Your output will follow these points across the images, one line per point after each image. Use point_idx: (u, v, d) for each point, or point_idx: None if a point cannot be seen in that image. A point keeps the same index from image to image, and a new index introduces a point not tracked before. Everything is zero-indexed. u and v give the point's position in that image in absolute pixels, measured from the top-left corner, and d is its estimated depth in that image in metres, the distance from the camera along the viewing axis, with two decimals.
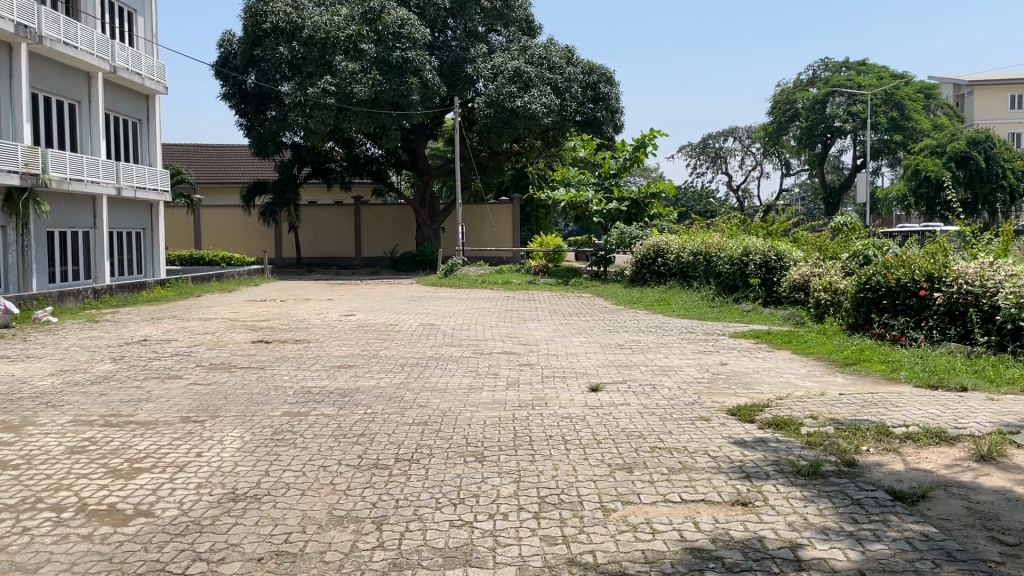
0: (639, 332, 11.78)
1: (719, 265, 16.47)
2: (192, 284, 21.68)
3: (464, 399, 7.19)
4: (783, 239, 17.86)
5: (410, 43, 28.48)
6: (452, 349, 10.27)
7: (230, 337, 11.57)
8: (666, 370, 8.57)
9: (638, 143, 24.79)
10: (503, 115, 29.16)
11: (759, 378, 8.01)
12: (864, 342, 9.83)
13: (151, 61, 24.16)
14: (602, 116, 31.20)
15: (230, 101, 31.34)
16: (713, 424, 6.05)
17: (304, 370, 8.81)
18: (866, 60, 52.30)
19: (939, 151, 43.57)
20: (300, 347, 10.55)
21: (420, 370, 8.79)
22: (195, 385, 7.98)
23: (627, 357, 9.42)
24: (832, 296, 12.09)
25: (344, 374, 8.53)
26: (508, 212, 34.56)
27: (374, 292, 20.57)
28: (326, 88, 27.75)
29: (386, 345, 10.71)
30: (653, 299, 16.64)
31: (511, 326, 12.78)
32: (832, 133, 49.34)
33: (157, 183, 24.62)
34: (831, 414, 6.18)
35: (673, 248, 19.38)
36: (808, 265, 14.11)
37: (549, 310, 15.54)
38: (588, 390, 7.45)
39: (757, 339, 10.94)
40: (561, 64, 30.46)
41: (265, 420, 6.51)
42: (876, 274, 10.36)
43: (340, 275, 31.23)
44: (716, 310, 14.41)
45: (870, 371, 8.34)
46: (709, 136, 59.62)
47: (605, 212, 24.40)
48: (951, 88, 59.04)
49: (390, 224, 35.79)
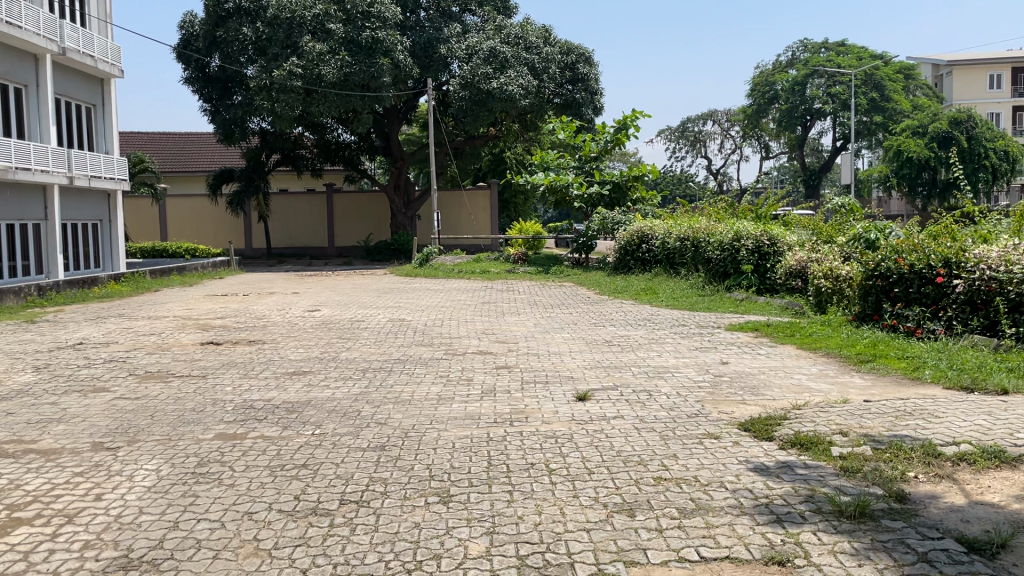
0: (627, 326, 10.79)
1: (708, 251, 15.50)
2: (151, 279, 20.43)
3: (430, 414, 6.17)
4: (774, 222, 16.94)
5: (380, 23, 27.29)
6: (421, 349, 9.23)
7: (176, 339, 10.44)
8: (662, 372, 7.58)
9: (619, 124, 23.76)
10: (479, 97, 28.01)
11: (768, 381, 7.04)
12: (876, 334, 8.93)
13: (104, 42, 22.72)
14: (581, 97, 30.17)
15: (193, 85, 29.93)
16: (725, 444, 5.08)
17: (252, 378, 7.74)
18: (845, 40, 51.53)
19: (921, 132, 43.49)
20: (252, 350, 9.48)
21: (384, 376, 7.76)
22: (119, 401, 6.89)
23: (618, 357, 8.42)
24: (834, 283, 11.19)
25: (295, 383, 7.46)
26: (485, 198, 33.44)
27: (344, 284, 19.45)
28: (293, 71, 26.49)
29: (349, 346, 9.64)
30: (639, 288, 15.65)
31: (488, 320, 11.75)
32: (812, 114, 48.61)
33: (113, 172, 23.28)
34: (864, 429, 5.24)
35: (659, 233, 18.46)
36: (804, 250, 13.19)
37: (529, 302, 14.54)
38: (574, 399, 6.45)
39: (756, 332, 9.98)
40: (539, 44, 29.39)
41: (190, 447, 5.45)
42: (885, 260, 9.46)
43: (312, 265, 30.02)
44: (708, 299, 13.50)
45: (892, 370, 7.42)
46: (688, 120, 58.75)
47: (585, 196, 23.39)
48: (930, 68, 58.52)
49: (364, 212, 34.58)
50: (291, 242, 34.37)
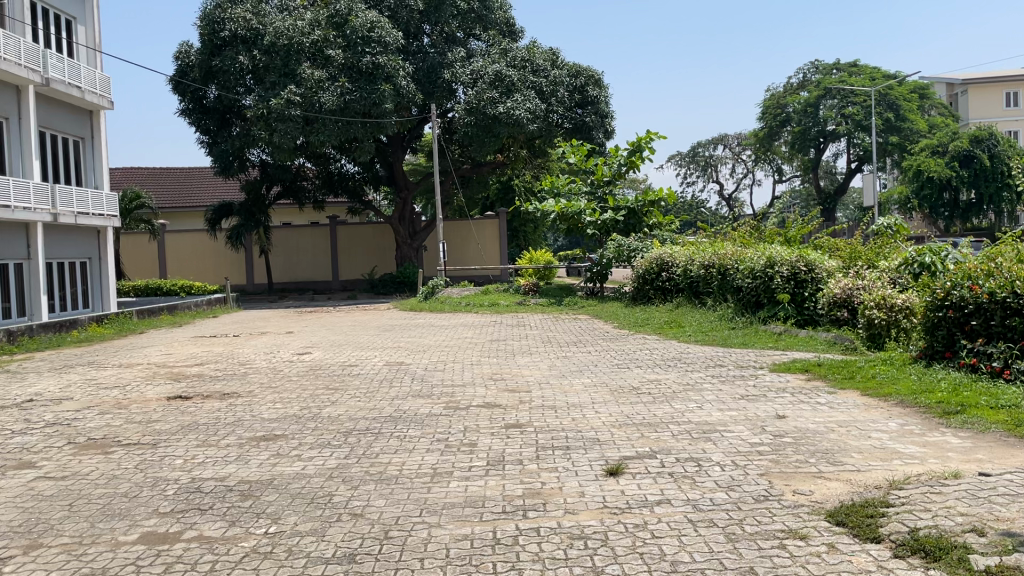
0: (654, 368, 9.38)
1: (737, 279, 14.12)
2: (138, 319, 19.18)
3: (421, 499, 4.81)
4: (806, 245, 15.54)
5: (380, 47, 26.34)
6: (418, 403, 7.88)
7: (141, 393, 9.14)
8: (708, 431, 6.20)
9: (633, 146, 22.55)
10: (484, 122, 26.93)
11: (843, 445, 5.67)
12: (954, 378, 7.52)
13: (92, 73, 21.80)
14: (592, 120, 29.09)
15: (189, 117, 28.99)
16: (820, 553, 3.70)
17: (212, 446, 6.43)
18: (856, 61, 50.35)
19: (940, 151, 42.14)
20: (223, 405, 8.16)
21: (371, 441, 6.41)
22: (39, 483, 5.56)
23: (652, 410, 7.04)
24: (890, 314, 9.86)
25: (261, 453, 6.11)
26: (493, 227, 32.27)
27: (343, 322, 18.13)
28: (291, 99, 25.47)
29: (334, 398, 8.30)
30: (663, 322, 14.30)
31: (496, 363, 10.41)
32: (825, 137, 47.32)
33: (103, 207, 22.24)
34: (1006, 523, 3.84)
35: (680, 260, 17.15)
36: (846, 276, 11.77)
37: (542, 338, 13.19)
38: (605, 475, 5.08)
39: (807, 375, 8.58)
40: (546, 67, 28.44)
41: (100, 559, 4.12)
42: (957, 287, 8.09)
43: (314, 301, 28.81)
44: (742, 333, 12.14)
45: (994, 425, 5.98)
46: (699, 145, 57.57)
47: (599, 222, 22.05)
48: (944, 87, 57.22)
49: (368, 244, 33.46)
50: (293, 277, 33.20)
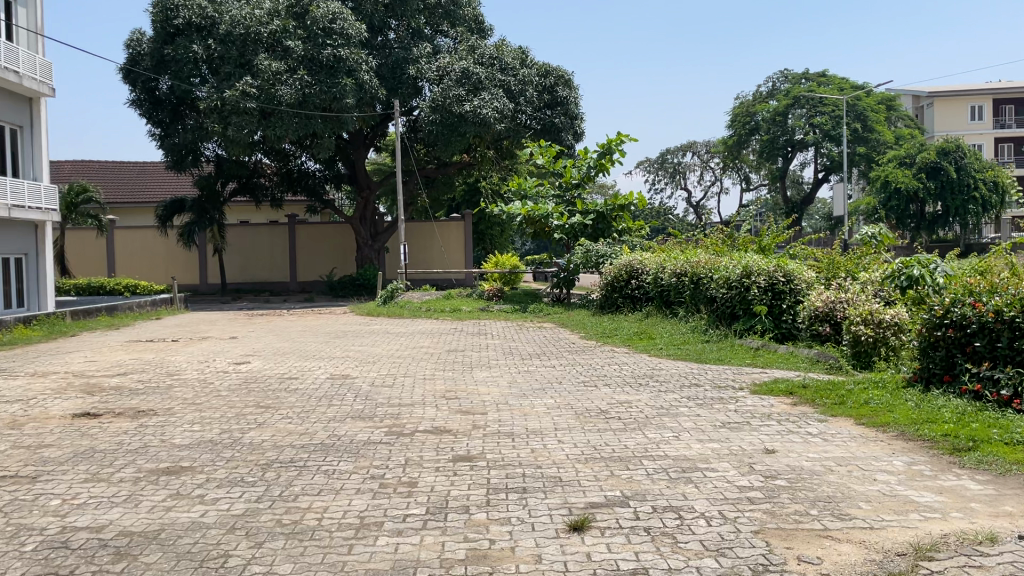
0: (624, 388, 8.46)
1: (711, 289, 13.31)
2: (71, 321, 17.82)
3: (338, 565, 3.84)
4: (780, 254, 14.86)
5: (343, 40, 25.30)
6: (357, 427, 6.90)
7: (44, 409, 7.97)
8: (688, 470, 5.31)
9: (603, 149, 21.70)
10: (450, 121, 25.99)
11: (846, 491, 4.86)
12: (957, 407, 6.75)
13: (32, 58, 20.36)
14: (561, 122, 28.28)
15: (140, 107, 27.59)
16: None
17: (102, 482, 5.36)
18: (825, 71, 50.14)
19: (908, 162, 42.02)
20: (135, 426, 7.11)
21: (295, 476, 5.43)
22: None
23: (622, 441, 6.14)
24: (878, 330, 9.19)
25: (157, 493, 5.07)
26: (458, 230, 31.25)
27: (293, 327, 17.00)
28: (247, 91, 24.28)
29: (263, 420, 7.28)
30: (633, 332, 13.48)
31: (451, 378, 9.47)
32: (794, 146, 47.05)
33: (41, 201, 20.83)
34: None
35: (651, 268, 16.39)
36: (830, 289, 10.99)
37: (502, 350, 12.25)
38: (568, 531, 4.17)
39: (794, 399, 7.76)
40: (515, 65, 27.56)
41: None
42: (958, 304, 7.32)
43: (269, 303, 27.57)
44: (717, 348, 11.31)
45: (1016, 466, 5.18)
46: (668, 152, 57.08)
47: (567, 227, 21.17)
48: (910, 99, 57.53)
49: (328, 245, 32.25)
50: (249, 278, 31.92)
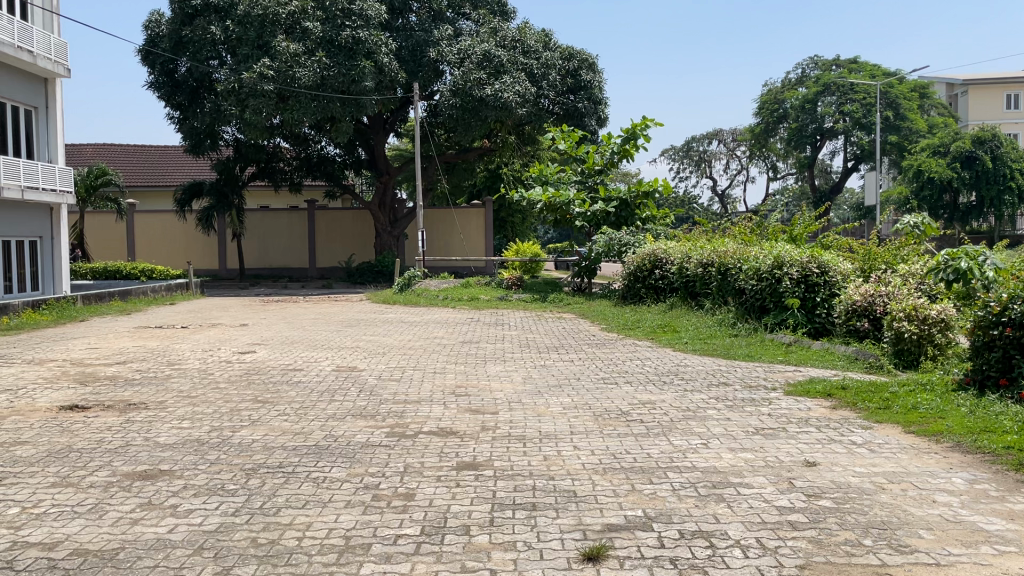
0: (647, 387, 7.84)
1: (739, 281, 12.64)
2: (82, 306, 17.48)
3: None
4: (812, 244, 14.15)
5: (362, 22, 24.76)
6: (357, 427, 6.37)
7: (30, 400, 7.48)
8: (720, 485, 4.72)
9: (627, 134, 21.00)
10: (470, 104, 25.40)
11: (902, 516, 4.26)
12: (1018, 414, 6.08)
13: (46, 37, 19.94)
14: (584, 107, 27.61)
15: (158, 90, 27.25)
16: None
17: (68, 488, 4.83)
18: (857, 57, 48.71)
19: (942, 151, 40.68)
20: (121, 422, 6.61)
21: (283, 484, 4.91)
22: None
23: (645, 449, 5.54)
24: (922, 328, 8.53)
25: (126, 503, 4.55)
26: (478, 217, 30.68)
27: (306, 315, 16.54)
28: (264, 73, 23.83)
29: (258, 417, 6.76)
30: (656, 325, 12.85)
31: (463, 372, 8.93)
32: (822, 134, 45.85)
33: (55, 182, 20.47)
34: None
35: (675, 258, 15.76)
36: (867, 283, 10.30)
37: (519, 342, 11.68)
38: (582, 563, 3.60)
39: (833, 402, 7.12)
40: (538, 48, 26.87)
41: None
42: (1018, 300, 6.63)
43: (287, 289, 27.21)
44: (745, 343, 10.64)
45: None
46: (693, 139, 56.01)
47: (589, 215, 20.54)
48: (944, 87, 55.97)
49: (347, 232, 31.80)
50: (267, 263, 31.60)
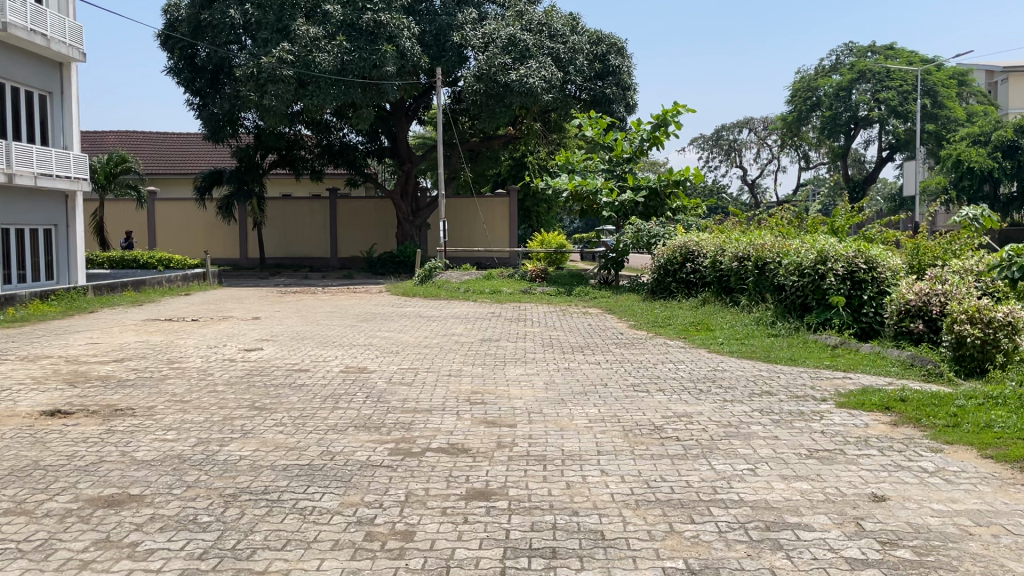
0: (683, 396, 7.08)
1: (778, 277, 11.74)
2: (95, 296, 17.06)
3: None
4: (854, 237, 13.22)
5: (383, 5, 24.07)
6: (359, 442, 5.70)
7: (12, 404, 6.93)
8: (775, 527, 3.99)
9: (658, 120, 20.12)
10: (494, 90, 24.64)
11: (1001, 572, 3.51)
12: None
13: (60, 21, 19.50)
14: (612, 93, 26.71)
15: (177, 75, 26.75)
16: None
17: (15, 517, 4.20)
18: (893, 43, 47.14)
19: (982, 141, 39.16)
20: (101, 432, 6.01)
21: (267, 516, 4.24)
22: None
23: (684, 476, 4.80)
24: (987, 332, 7.66)
25: (82, 539, 3.92)
26: (503, 207, 30.00)
27: (322, 307, 15.98)
28: (283, 58, 23.22)
29: (251, 427, 6.12)
30: (688, 322, 12.10)
31: (480, 376, 8.22)
32: (857, 123, 44.33)
33: (70, 169, 20.07)
34: None
35: (708, 250, 14.93)
36: (921, 279, 9.44)
37: (541, 340, 10.96)
38: None
39: (895, 419, 6.29)
40: (565, 33, 26.04)
41: None
42: None
43: (306, 279, 26.72)
44: (787, 345, 9.80)
45: None
46: (723, 128, 54.71)
47: (616, 204, 19.71)
48: (984, 74, 54.13)
49: (369, 221, 31.21)
50: (288, 251, 31.16)
